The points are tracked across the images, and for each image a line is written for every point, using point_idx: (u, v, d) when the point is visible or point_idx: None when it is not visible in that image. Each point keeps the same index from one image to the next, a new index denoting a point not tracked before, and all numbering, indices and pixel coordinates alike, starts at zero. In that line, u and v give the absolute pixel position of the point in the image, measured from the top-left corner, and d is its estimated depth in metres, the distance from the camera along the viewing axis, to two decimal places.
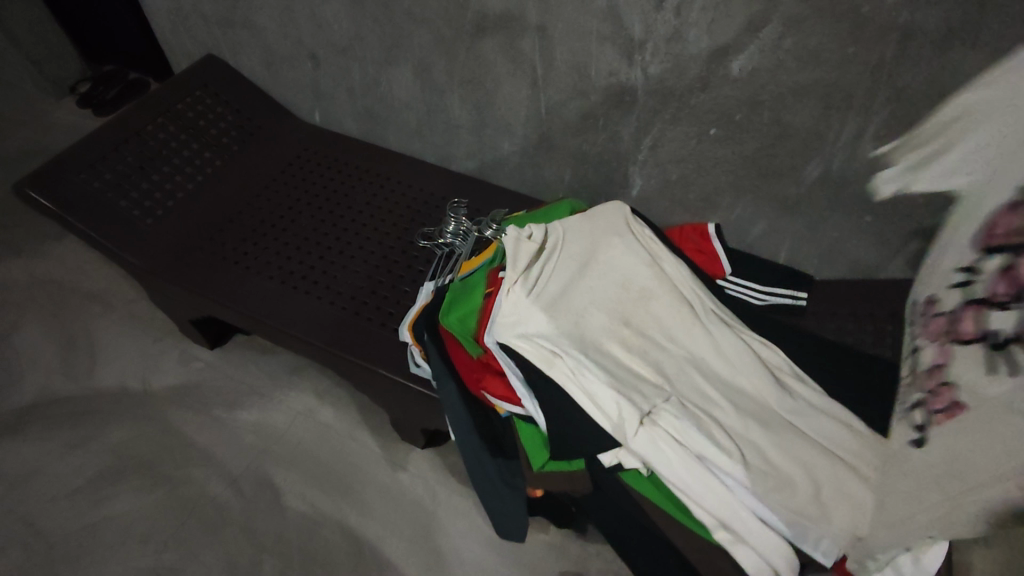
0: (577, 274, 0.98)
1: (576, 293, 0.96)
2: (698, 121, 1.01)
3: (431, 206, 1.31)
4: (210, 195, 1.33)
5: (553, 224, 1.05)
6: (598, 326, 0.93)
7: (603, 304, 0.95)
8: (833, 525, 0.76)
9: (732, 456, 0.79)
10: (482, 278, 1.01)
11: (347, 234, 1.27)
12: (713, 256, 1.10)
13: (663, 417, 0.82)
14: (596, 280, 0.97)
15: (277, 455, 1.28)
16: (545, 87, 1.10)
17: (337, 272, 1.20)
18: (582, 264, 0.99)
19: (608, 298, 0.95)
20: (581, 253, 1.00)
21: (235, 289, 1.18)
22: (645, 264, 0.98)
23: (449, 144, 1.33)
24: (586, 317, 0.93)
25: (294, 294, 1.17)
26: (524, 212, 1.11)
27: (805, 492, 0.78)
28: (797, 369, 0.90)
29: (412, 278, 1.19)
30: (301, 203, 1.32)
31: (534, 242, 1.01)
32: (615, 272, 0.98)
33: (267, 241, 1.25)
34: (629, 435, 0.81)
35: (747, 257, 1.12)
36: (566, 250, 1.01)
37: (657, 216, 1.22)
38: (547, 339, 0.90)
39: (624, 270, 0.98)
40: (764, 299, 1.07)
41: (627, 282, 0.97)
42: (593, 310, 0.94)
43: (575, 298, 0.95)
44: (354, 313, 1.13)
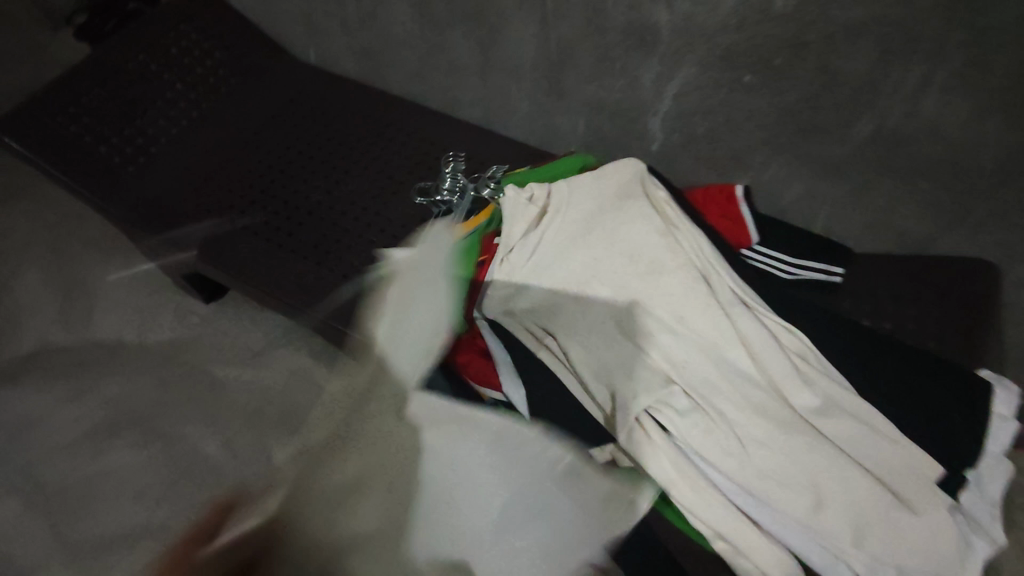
0: (579, 239, 0.87)
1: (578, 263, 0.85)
2: (731, 66, 0.87)
3: (431, 159, 1.20)
4: (197, 142, 1.23)
5: (558, 183, 0.93)
6: (600, 303, 0.83)
7: (607, 277, 0.84)
8: (833, 537, 0.69)
9: (728, 454, 0.73)
10: (475, 244, 0.92)
11: (339, 189, 1.17)
12: (737, 220, 0.99)
13: (658, 414, 0.76)
14: (603, 250, 0.86)
15: (270, 416, 1.25)
16: (555, 24, 0.96)
17: (326, 232, 1.11)
18: (586, 228, 0.88)
19: (614, 270, 0.84)
20: (585, 218, 0.89)
21: (220, 246, 1.10)
22: (657, 233, 0.86)
23: (452, 88, 1.20)
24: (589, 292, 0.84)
25: (280, 254, 1.09)
26: (529, 169, 0.98)
27: (805, 503, 0.70)
28: (820, 359, 0.80)
29: (406, 238, 1.09)
30: (293, 152, 1.22)
31: (536, 206, 0.91)
32: (623, 241, 0.86)
33: (254, 194, 1.17)
34: (621, 430, 0.76)
35: (777, 227, 1.00)
36: (569, 213, 0.90)
37: (679, 175, 1.08)
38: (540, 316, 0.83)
39: (633, 239, 0.86)
40: (793, 273, 0.97)
41: (636, 252, 0.85)
42: (597, 285, 0.84)
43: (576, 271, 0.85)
44: (342, 276, 1.05)
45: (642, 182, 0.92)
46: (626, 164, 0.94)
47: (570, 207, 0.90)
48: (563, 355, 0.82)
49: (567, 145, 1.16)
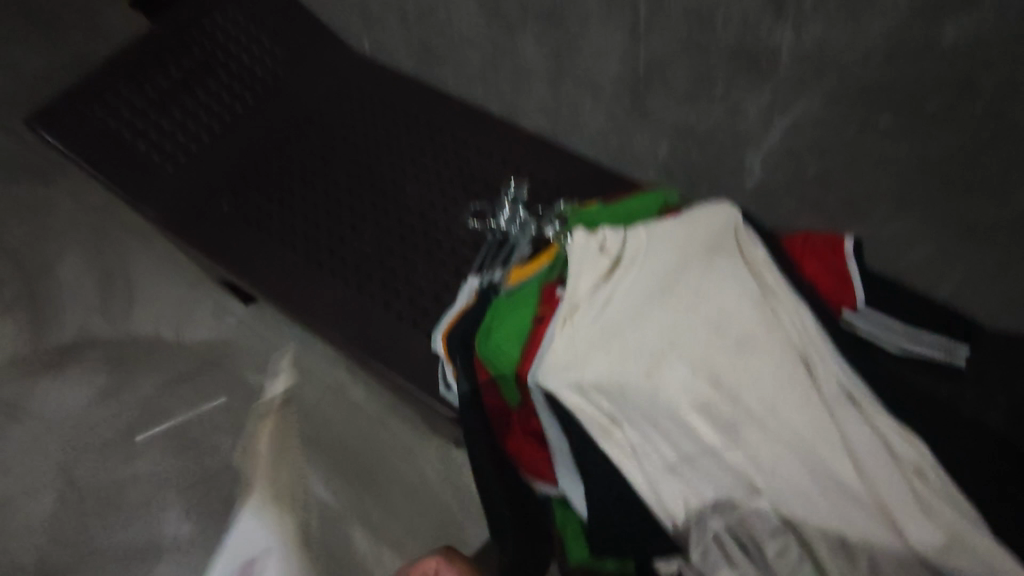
0: (655, 301, 0.74)
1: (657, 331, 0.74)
2: (865, 105, 0.71)
3: (488, 174, 1.08)
4: (238, 137, 1.13)
5: (636, 228, 0.80)
6: (675, 382, 0.70)
7: (687, 350, 0.72)
8: None
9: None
10: (534, 292, 0.80)
11: (385, 201, 1.06)
12: (843, 279, 0.81)
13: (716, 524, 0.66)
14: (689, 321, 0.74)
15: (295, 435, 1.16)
16: (648, 36, 0.81)
17: (368, 251, 1.01)
18: (664, 288, 0.75)
19: (694, 343, 0.72)
20: (665, 274, 0.76)
21: (255, 260, 1.02)
22: (753, 302, 0.73)
23: (517, 94, 1.06)
24: (662, 367, 0.71)
25: (318, 274, 1.00)
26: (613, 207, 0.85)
27: None
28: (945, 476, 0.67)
29: (455, 266, 0.99)
30: (338, 155, 1.11)
31: (610, 256, 0.78)
32: (708, 306, 0.73)
33: (295, 201, 1.07)
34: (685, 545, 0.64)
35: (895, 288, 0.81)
36: (646, 267, 0.76)
37: (773, 216, 0.93)
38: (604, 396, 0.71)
39: (721, 306, 0.73)
40: (902, 347, 0.78)
41: (723, 322, 0.73)
42: (672, 360, 0.71)
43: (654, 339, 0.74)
44: (384, 306, 0.96)
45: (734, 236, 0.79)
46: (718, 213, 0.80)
47: (649, 262, 0.76)
48: (632, 447, 0.71)
49: (642, 168, 1.02)
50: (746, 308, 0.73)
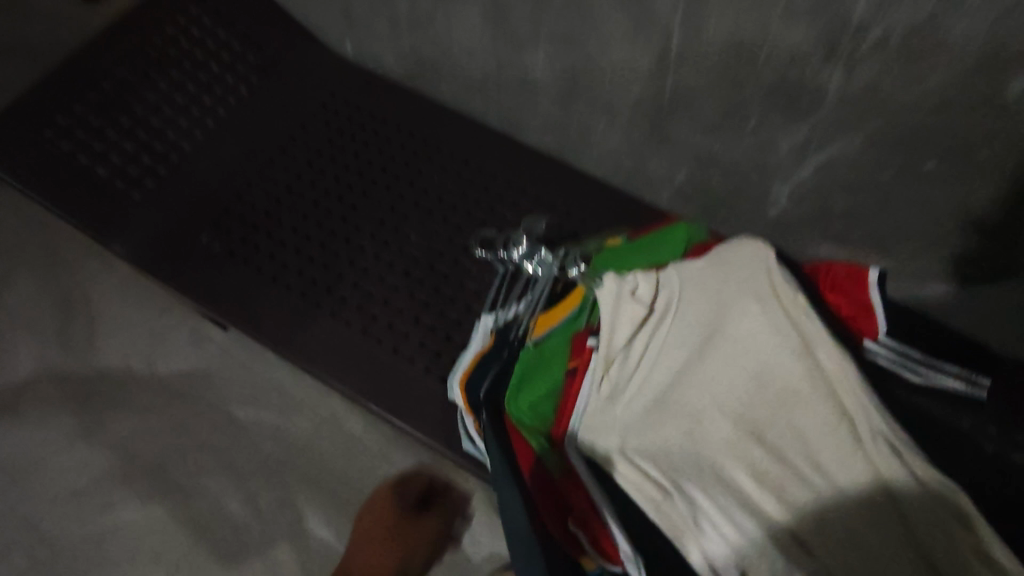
0: (696, 354, 0.71)
1: (700, 382, 0.70)
2: (910, 149, 0.68)
3: (493, 197, 1.01)
4: (211, 158, 1.02)
5: (667, 273, 0.78)
6: (716, 434, 0.67)
7: (729, 404, 0.68)
8: None
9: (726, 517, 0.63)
10: (563, 343, 0.78)
11: (383, 230, 0.98)
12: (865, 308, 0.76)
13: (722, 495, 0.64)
14: (739, 369, 0.70)
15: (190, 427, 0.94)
16: (678, 65, 0.75)
17: (370, 288, 0.93)
18: (702, 340, 0.72)
19: (735, 396, 0.69)
20: (702, 323, 0.73)
21: (245, 303, 0.93)
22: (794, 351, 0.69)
23: (522, 111, 0.99)
24: (703, 422, 0.68)
25: (317, 315, 0.91)
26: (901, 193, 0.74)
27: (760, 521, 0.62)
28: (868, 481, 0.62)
29: (465, 301, 0.92)
30: (327, 177, 1.02)
31: (642, 306, 0.76)
32: (750, 358, 0.70)
33: (283, 232, 0.97)
34: (677, 519, 0.64)
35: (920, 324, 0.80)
36: (681, 316, 0.75)
37: (793, 244, 0.91)
38: (654, 465, 0.67)
39: (761, 355, 0.70)
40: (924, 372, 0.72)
41: (763, 372, 0.69)
42: (713, 413, 0.68)
43: (692, 393, 0.70)
44: (392, 351, 0.89)
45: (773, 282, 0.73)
46: (756, 268, 0.75)
47: (683, 314, 0.75)
48: (689, 514, 0.64)
49: (655, 190, 0.97)
50: (790, 361, 0.68)
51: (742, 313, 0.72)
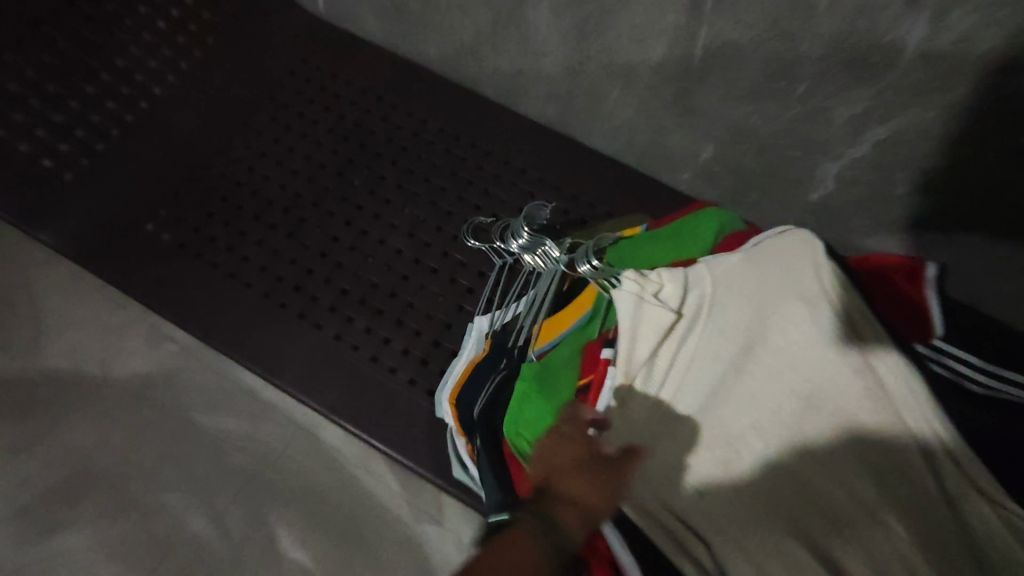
0: (733, 370, 0.58)
1: (738, 403, 0.56)
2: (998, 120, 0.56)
3: (488, 178, 0.88)
4: (158, 131, 0.87)
5: (698, 271, 0.65)
6: (755, 468, 0.53)
7: (771, 430, 0.54)
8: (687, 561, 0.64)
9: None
10: (571, 353, 0.65)
11: (360, 217, 0.84)
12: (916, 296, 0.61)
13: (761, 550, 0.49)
14: (784, 389, 0.56)
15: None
16: (712, 17, 0.62)
17: (345, 286, 0.80)
18: (740, 352, 0.59)
19: (778, 419, 0.55)
20: (739, 332, 0.60)
21: (199, 305, 0.79)
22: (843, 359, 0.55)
23: (521, 77, 0.85)
24: (741, 454, 0.54)
25: (281, 316, 0.78)
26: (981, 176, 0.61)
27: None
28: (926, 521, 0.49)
29: (456, 300, 0.79)
30: (295, 156, 0.88)
31: (671, 309, 0.62)
32: (792, 370, 0.56)
33: (242, 220, 0.83)
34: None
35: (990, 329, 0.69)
36: (714, 324, 0.62)
37: (836, 233, 0.78)
38: (685, 511, 0.52)
39: (805, 365, 0.56)
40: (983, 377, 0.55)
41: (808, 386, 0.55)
42: (753, 442, 0.54)
43: (729, 416, 0.56)
44: (370, 358, 0.76)
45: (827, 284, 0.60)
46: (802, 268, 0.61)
47: (717, 320, 0.62)
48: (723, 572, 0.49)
49: (675, 170, 0.84)
50: (851, 379, 0.54)
51: (786, 320, 0.59)
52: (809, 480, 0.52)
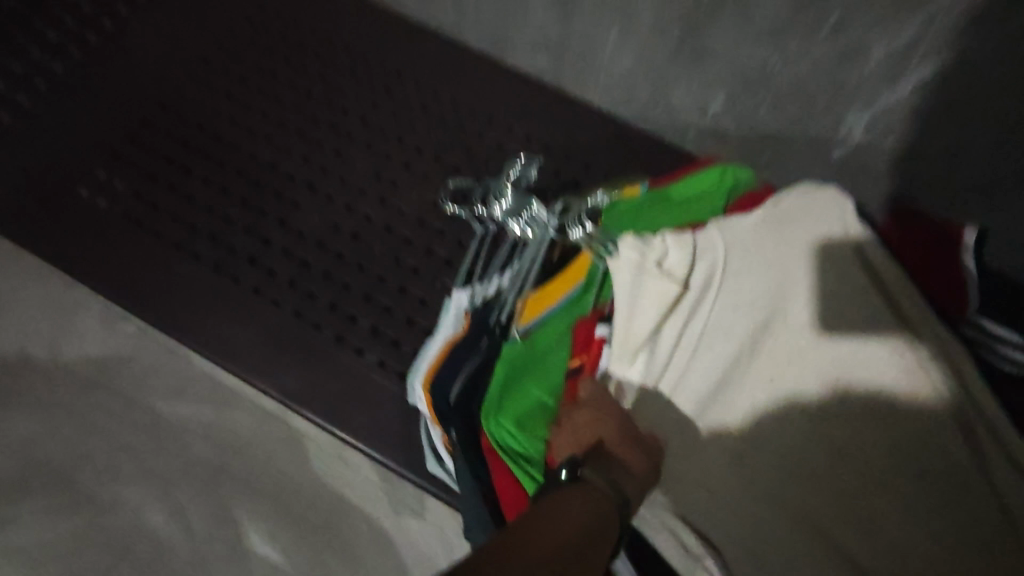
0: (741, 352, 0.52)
1: (756, 389, 0.51)
2: None
3: (470, 136, 0.77)
4: (91, 84, 0.76)
5: (709, 232, 0.56)
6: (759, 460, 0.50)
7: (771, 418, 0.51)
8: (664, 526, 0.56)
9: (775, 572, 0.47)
10: (562, 332, 0.56)
11: (325, 180, 0.74)
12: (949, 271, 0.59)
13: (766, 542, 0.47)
14: (810, 373, 0.50)
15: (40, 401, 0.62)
16: None
17: (308, 258, 0.70)
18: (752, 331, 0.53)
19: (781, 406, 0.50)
20: (752, 308, 0.53)
21: (140, 279, 0.69)
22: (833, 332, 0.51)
23: (507, 23, 0.75)
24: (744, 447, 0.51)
25: (234, 292, 0.69)
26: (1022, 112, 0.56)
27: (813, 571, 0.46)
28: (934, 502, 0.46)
29: (432, 274, 0.70)
30: (252, 112, 0.77)
31: (677, 282, 0.54)
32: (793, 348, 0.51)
33: (191, 184, 0.73)
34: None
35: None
36: (726, 297, 0.54)
37: (863, 197, 0.70)
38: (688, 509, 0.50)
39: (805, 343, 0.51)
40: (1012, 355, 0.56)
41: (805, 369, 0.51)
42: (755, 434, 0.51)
43: (746, 403, 0.51)
44: (336, 339, 0.67)
45: (859, 255, 0.54)
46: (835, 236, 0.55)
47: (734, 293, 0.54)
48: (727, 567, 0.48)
49: (683, 129, 0.75)
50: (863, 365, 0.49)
51: (813, 296, 0.52)
52: (828, 472, 0.48)
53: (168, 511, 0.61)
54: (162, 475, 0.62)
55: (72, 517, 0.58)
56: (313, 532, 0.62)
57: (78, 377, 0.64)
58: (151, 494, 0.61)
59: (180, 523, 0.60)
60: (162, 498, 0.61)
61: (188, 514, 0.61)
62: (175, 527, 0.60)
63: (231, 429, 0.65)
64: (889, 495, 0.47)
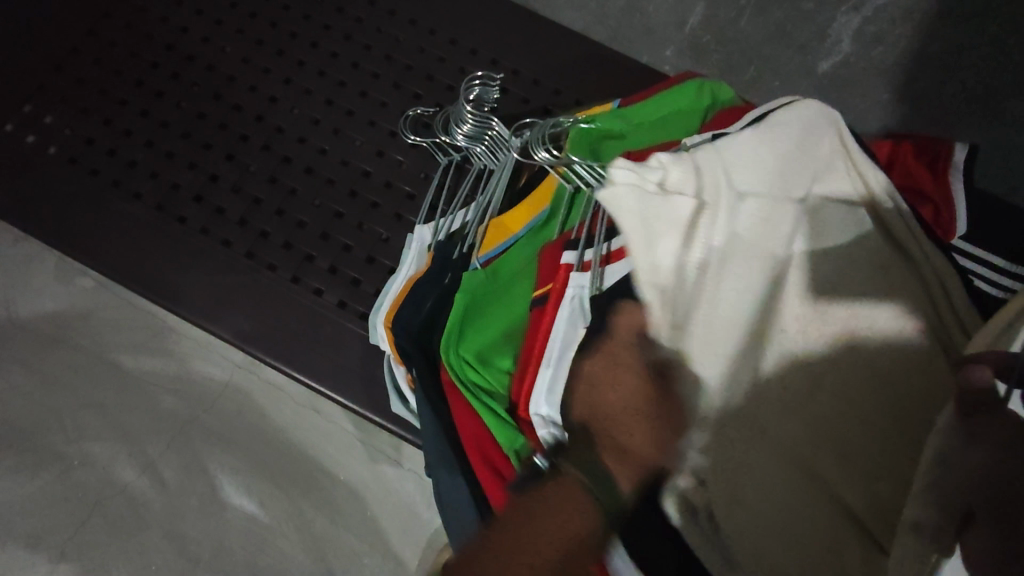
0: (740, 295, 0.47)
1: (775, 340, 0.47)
2: None
3: (431, 58, 0.71)
4: (11, 10, 0.70)
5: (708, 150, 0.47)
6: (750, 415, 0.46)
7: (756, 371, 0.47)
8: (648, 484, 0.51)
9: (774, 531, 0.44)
10: (526, 260, 0.52)
11: (274, 110, 0.68)
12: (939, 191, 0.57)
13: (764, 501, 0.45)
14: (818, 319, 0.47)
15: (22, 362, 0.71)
16: None
17: (258, 193, 0.66)
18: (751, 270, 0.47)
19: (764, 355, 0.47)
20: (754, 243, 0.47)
21: (78, 221, 0.64)
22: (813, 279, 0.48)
23: None
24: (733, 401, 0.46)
25: (180, 232, 0.64)
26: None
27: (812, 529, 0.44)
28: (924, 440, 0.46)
29: (392, 208, 0.66)
30: (191, 38, 0.71)
31: (688, 200, 0.45)
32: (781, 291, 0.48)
33: (128, 118, 0.68)
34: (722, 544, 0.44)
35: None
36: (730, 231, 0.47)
37: (850, 114, 0.66)
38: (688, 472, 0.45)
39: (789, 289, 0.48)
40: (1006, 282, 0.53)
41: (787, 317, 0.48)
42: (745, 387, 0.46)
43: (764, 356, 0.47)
44: (291, 278, 0.64)
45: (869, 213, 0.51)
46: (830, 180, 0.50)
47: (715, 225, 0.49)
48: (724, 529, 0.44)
49: (661, 45, 0.70)
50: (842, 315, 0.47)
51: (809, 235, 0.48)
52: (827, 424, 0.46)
53: (140, 466, 0.70)
54: (130, 432, 0.71)
55: (45, 471, 0.68)
56: (278, 475, 0.72)
57: (40, 336, 0.73)
58: (119, 448, 0.70)
59: (151, 477, 0.70)
60: (133, 455, 0.70)
61: (160, 466, 0.70)
62: (146, 477, 0.70)
63: (193, 381, 0.74)
64: (876, 445, 0.46)
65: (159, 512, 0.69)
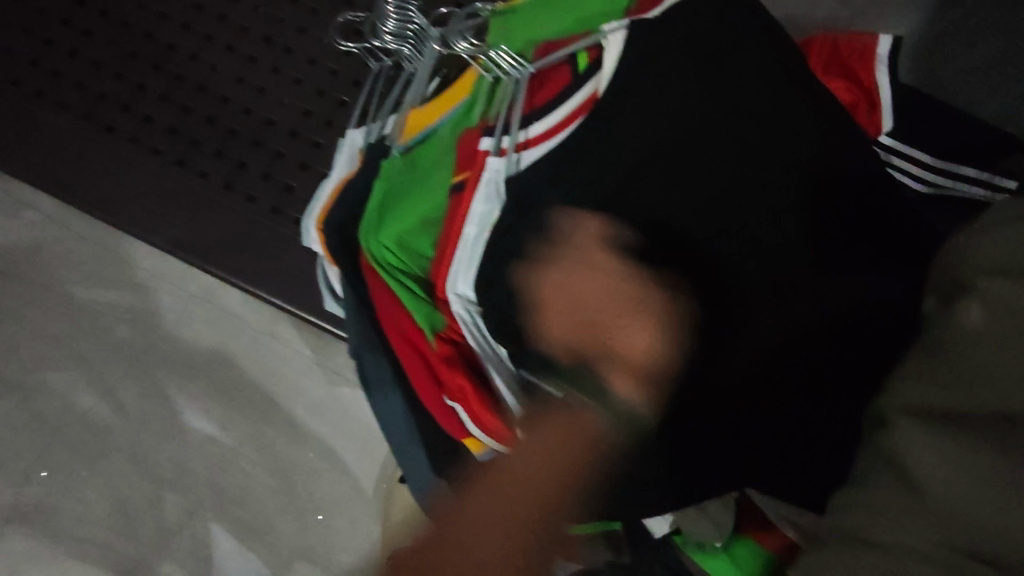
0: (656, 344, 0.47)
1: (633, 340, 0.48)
2: None
3: None
4: None
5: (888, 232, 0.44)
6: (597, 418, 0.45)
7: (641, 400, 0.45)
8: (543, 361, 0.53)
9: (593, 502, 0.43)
10: (446, 148, 0.53)
11: (200, 18, 0.67)
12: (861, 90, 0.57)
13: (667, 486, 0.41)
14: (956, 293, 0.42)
15: None
16: None
17: (188, 103, 0.65)
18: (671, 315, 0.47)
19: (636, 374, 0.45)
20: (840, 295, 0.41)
21: (9, 136, 0.65)
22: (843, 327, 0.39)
23: None
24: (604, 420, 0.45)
25: (112, 144, 0.64)
26: None
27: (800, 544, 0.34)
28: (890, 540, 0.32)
29: (323, 115, 0.65)
30: None
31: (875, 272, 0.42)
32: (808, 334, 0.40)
33: (50, 27, 0.66)
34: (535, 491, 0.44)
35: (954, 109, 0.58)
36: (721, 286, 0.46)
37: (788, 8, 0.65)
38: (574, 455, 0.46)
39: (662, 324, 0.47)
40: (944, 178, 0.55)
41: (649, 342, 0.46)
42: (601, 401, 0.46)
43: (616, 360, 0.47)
44: (224, 187, 0.64)
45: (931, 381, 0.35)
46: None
47: (631, 115, 0.50)
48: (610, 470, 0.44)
49: None
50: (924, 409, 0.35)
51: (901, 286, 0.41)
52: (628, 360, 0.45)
53: (98, 393, 0.70)
54: (88, 360, 0.71)
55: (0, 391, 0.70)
56: (237, 398, 0.71)
57: None
58: (77, 375, 0.70)
59: (112, 404, 0.70)
60: (91, 382, 0.70)
61: (120, 393, 0.71)
62: (106, 404, 0.70)
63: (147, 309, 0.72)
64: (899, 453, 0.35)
65: (121, 437, 0.70)
